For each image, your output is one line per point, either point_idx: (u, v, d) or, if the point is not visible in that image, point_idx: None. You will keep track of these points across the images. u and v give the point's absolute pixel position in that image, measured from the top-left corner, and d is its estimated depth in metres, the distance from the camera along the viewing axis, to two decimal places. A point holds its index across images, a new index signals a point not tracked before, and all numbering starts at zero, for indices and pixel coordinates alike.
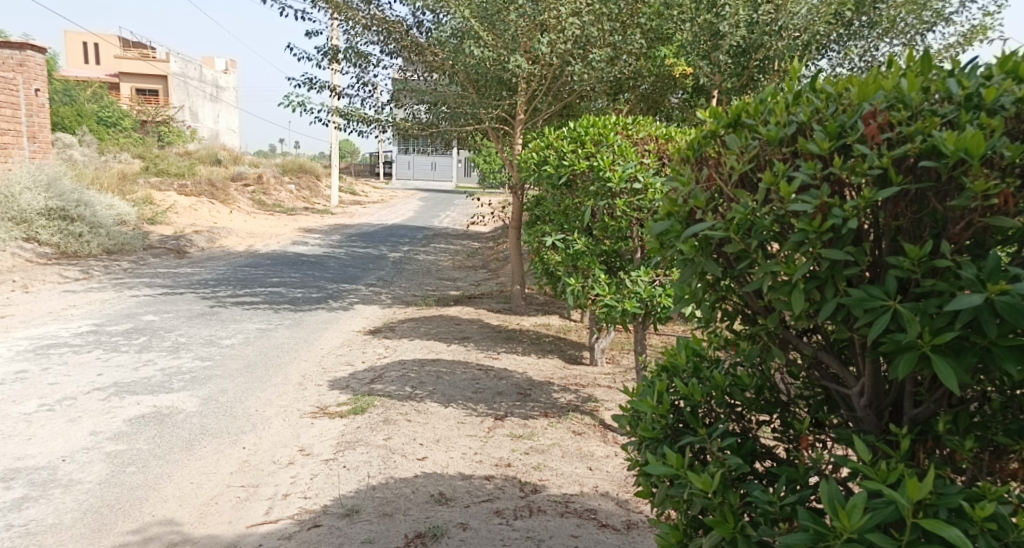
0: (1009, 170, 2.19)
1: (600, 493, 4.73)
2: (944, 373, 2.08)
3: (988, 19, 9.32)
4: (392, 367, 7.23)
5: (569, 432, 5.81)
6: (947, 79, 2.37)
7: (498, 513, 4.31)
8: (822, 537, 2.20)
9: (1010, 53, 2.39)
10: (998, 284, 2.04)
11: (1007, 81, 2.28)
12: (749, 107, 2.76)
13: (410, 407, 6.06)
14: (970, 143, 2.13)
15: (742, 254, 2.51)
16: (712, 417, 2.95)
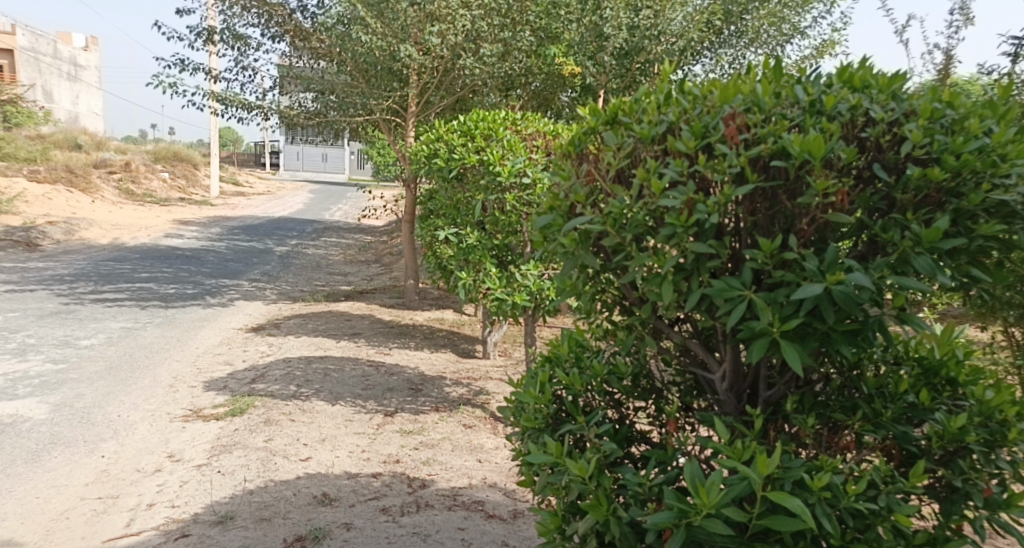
0: (845, 171, 2.39)
1: (488, 484, 4.82)
2: (791, 357, 2.25)
3: (834, 36, 9.96)
4: (275, 366, 7.10)
5: (460, 425, 5.88)
6: (795, 86, 2.56)
7: (385, 510, 4.33)
8: (685, 515, 2.33)
9: (849, 64, 2.62)
10: (835, 275, 2.23)
11: (844, 90, 2.49)
12: (624, 105, 2.89)
13: (293, 407, 5.98)
14: (812, 145, 2.31)
15: (618, 248, 2.63)
16: (591, 405, 3.06)
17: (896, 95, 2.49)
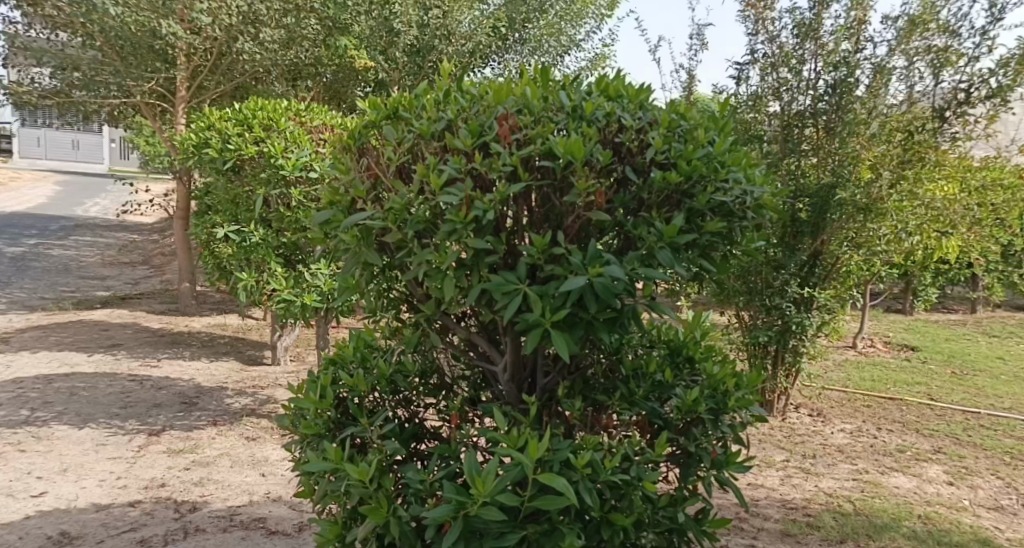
0: (602, 172, 2.62)
1: (271, 500, 4.70)
2: (560, 346, 2.44)
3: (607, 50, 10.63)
4: (9, 387, 6.44)
5: (242, 439, 5.69)
6: (560, 92, 2.77)
7: (143, 543, 4.09)
8: (462, 507, 2.45)
9: (607, 75, 2.87)
10: (595, 268, 2.44)
11: (601, 99, 2.73)
12: (405, 100, 2.95)
13: (26, 435, 5.49)
14: (572, 147, 2.52)
15: (400, 244, 2.69)
16: (376, 405, 3.09)
17: (642, 104, 2.78)
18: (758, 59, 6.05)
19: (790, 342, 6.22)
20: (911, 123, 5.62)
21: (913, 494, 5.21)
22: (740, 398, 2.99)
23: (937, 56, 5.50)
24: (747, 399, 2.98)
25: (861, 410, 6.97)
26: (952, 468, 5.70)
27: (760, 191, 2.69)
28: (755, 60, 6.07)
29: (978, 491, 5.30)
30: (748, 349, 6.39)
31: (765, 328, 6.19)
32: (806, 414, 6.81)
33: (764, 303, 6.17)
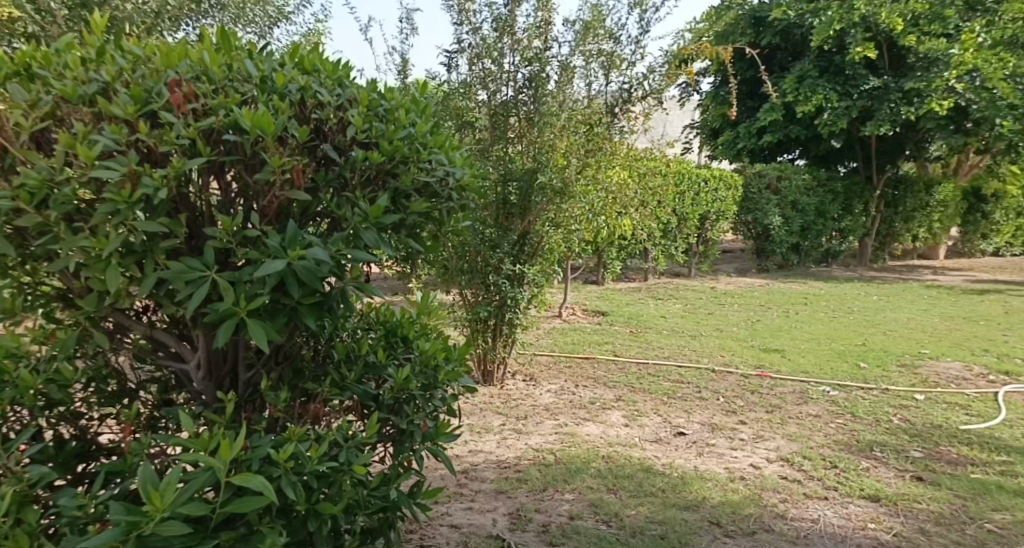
0: (295, 148, 2.55)
1: None
2: (258, 335, 2.30)
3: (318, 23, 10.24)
4: None
5: None
6: (246, 60, 2.65)
7: None
8: (133, 528, 2.13)
9: (297, 47, 2.80)
10: (296, 250, 2.34)
11: (293, 72, 2.65)
12: (40, 57, 2.60)
13: None
14: (262, 120, 2.41)
15: (44, 229, 2.36)
16: (21, 423, 2.57)
17: (340, 81, 2.76)
18: (464, 49, 6.05)
19: (507, 315, 6.48)
20: (592, 117, 6.18)
21: (600, 438, 5.75)
22: (450, 370, 3.12)
23: (607, 59, 6.05)
24: (456, 371, 3.12)
25: (567, 371, 7.45)
26: (627, 410, 6.35)
27: (461, 172, 2.87)
28: (461, 50, 6.08)
29: (645, 428, 5.99)
30: (470, 324, 6.51)
31: (485, 304, 6.40)
32: (520, 380, 7.10)
33: (485, 279, 6.34)
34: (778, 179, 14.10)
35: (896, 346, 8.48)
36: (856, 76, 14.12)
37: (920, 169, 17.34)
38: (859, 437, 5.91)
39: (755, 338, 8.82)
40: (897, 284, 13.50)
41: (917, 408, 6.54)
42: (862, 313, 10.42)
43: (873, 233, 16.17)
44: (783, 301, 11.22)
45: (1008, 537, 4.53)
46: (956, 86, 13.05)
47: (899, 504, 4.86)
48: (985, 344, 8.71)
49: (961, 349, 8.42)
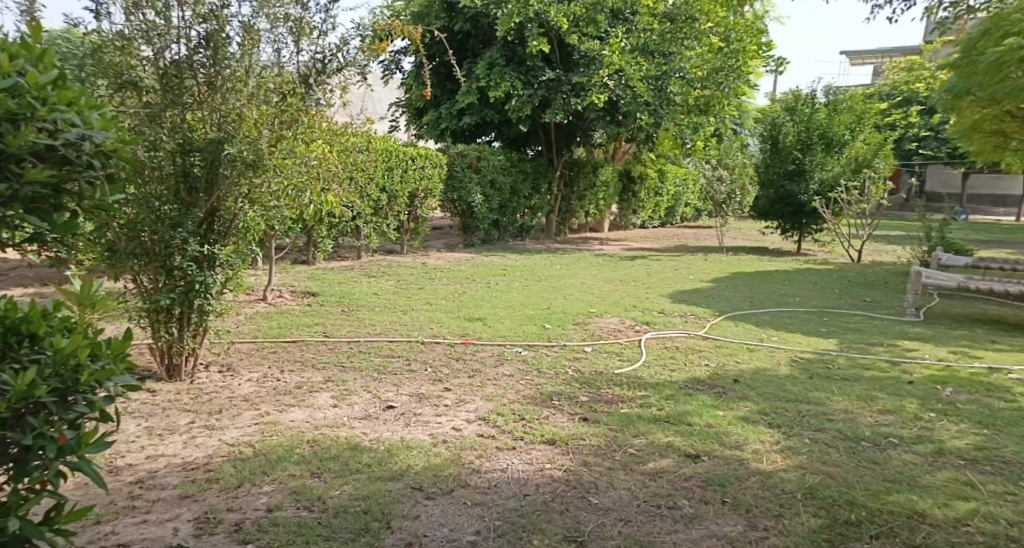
0: None
1: None
2: None
3: None
4: None
5: None
6: None
7: None
8: None
9: None
10: None
11: None
12: None
13: None
14: None
15: None
16: None
17: None
18: None
19: (196, 302, 5.81)
20: (286, 86, 5.72)
21: (305, 423, 5.37)
22: (98, 370, 2.75)
23: (295, 24, 5.65)
24: (106, 370, 2.76)
25: (269, 356, 6.85)
26: (336, 391, 6.00)
27: (102, 136, 2.65)
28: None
29: (353, 406, 5.70)
30: (146, 314, 5.67)
31: (168, 291, 5.65)
32: (215, 371, 6.36)
33: (166, 264, 5.61)
34: (478, 158, 14.44)
35: (570, 307, 9.02)
36: (533, 68, 14.83)
37: (586, 154, 18.92)
38: (542, 388, 6.14)
39: (461, 309, 8.86)
40: (572, 254, 14.44)
41: (585, 358, 6.97)
42: (546, 280, 10.99)
43: (557, 210, 17.27)
44: (482, 273, 11.46)
45: (642, 455, 5.04)
46: (609, 83, 14.55)
47: (570, 443, 5.17)
48: (634, 300, 9.57)
49: (618, 306, 9.16)
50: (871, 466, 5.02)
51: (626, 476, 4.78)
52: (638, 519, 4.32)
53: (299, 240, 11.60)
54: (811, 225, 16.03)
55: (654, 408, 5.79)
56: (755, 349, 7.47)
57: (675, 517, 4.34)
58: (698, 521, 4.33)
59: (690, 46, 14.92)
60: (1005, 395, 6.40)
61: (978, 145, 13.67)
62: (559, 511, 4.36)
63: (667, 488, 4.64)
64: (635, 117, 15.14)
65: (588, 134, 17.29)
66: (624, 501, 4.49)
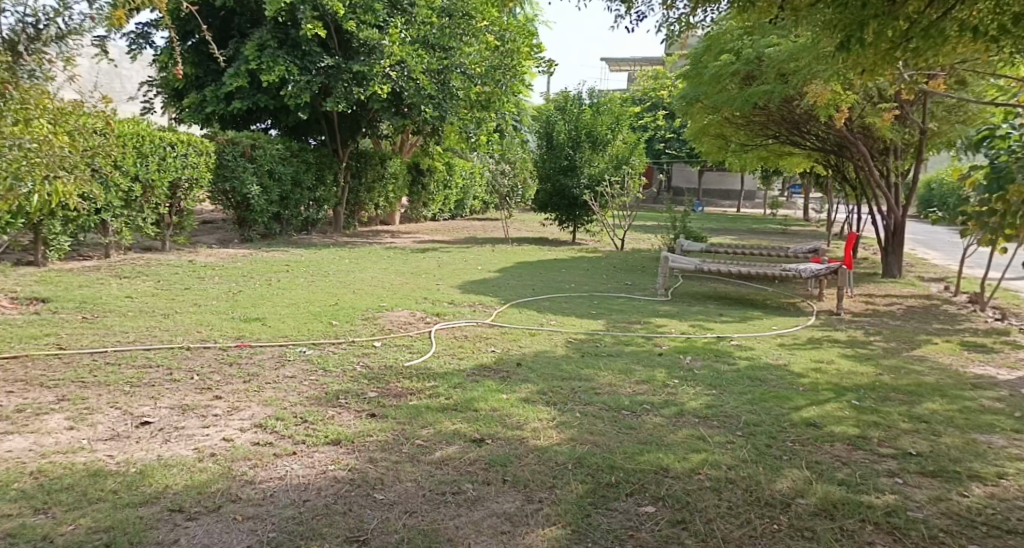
0: None
1: None
2: None
3: None
4: None
5: None
6: None
7: None
8: None
9: None
10: None
11: None
12: None
13: None
14: None
15: None
16: None
17: None
18: None
19: None
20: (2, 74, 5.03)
21: (27, 453, 4.25)
22: None
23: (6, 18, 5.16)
24: None
25: None
26: (73, 412, 4.77)
27: None
28: None
29: (97, 427, 4.57)
30: None
31: None
32: None
33: None
34: (251, 146, 12.97)
35: (359, 302, 8.10)
36: (311, 52, 13.40)
37: (375, 144, 18.06)
38: (327, 388, 5.31)
39: (234, 309, 7.61)
40: (365, 249, 13.37)
41: (375, 354, 6.17)
42: (336, 275, 10.03)
43: (345, 202, 16.13)
44: (263, 270, 10.18)
45: (429, 445, 4.50)
46: (391, 73, 13.74)
47: (355, 441, 4.50)
48: (425, 292, 8.88)
49: (408, 299, 8.39)
50: (628, 432, 4.83)
51: (411, 467, 4.26)
52: (423, 511, 3.90)
53: (22, 238, 9.53)
54: (583, 216, 16.08)
55: (443, 398, 5.18)
56: (534, 333, 7.10)
57: (459, 502, 3.97)
58: (479, 502, 3.99)
59: (467, 43, 14.53)
60: (728, 357, 6.54)
61: (708, 147, 14.62)
62: (341, 512, 3.85)
63: (451, 475, 4.21)
64: (419, 110, 14.27)
65: (374, 124, 16.23)
66: (410, 494, 4.03)
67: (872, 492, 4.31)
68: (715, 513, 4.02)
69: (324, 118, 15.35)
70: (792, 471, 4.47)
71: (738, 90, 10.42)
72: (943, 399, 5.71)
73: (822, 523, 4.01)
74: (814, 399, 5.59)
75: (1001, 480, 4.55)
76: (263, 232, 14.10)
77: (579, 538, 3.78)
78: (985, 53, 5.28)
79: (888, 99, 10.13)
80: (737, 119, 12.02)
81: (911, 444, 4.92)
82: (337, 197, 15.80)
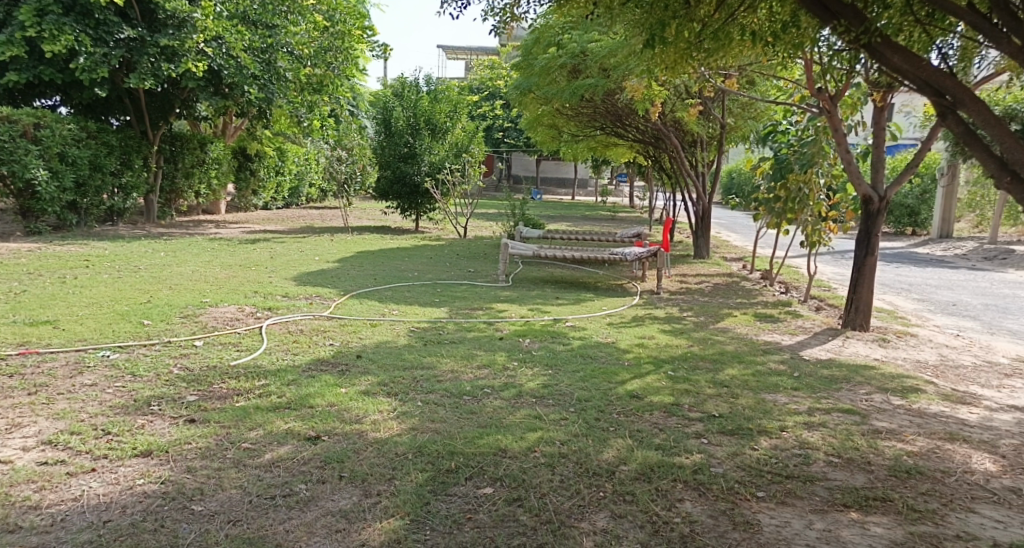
0: None
1: None
2: None
3: None
4: None
5: None
6: None
7: None
8: None
9: None
10: None
11: None
12: None
13: None
14: None
15: None
16: None
17: None
18: None
19: None
20: None
21: None
22: None
23: None
24: None
25: None
26: None
27: None
28: None
29: None
30: None
31: None
32: None
33: None
34: (34, 125, 11.99)
35: (177, 299, 7.76)
36: (107, 22, 12.25)
37: (192, 128, 17.14)
38: (137, 395, 5.12)
39: (18, 312, 6.94)
40: (181, 239, 13.02)
41: (195, 354, 5.99)
42: (147, 270, 9.51)
43: (158, 189, 15.43)
44: (60, 266, 9.44)
45: (257, 448, 4.47)
46: (206, 50, 13.12)
47: (170, 450, 4.41)
48: (256, 286, 8.68)
49: (236, 294, 8.18)
50: (469, 417, 5.00)
51: (237, 473, 4.21)
52: (247, 517, 3.87)
53: None
54: (425, 204, 16.29)
55: (273, 397, 5.18)
56: (376, 324, 7.22)
57: (289, 505, 3.96)
58: (313, 502, 4.00)
59: (293, 21, 14.37)
60: (564, 339, 6.99)
61: (541, 135, 15.20)
62: (151, 530, 3.77)
63: (282, 477, 4.19)
64: (243, 90, 13.85)
65: (188, 103, 15.25)
66: (233, 501, 3.98)
67: (682, 452, 4.61)
68: (547, 489, 4.18)
69: (128, 96, 14.27)
70: (616, 441, 4.74)
71: (566, 82, 11.05)
72: (740, 365, 6.37)
73: (639, 485, 4.24)
74: (637, 373, 6.03)
75: (782, 433, 4.97)
76: (55, 223, 13.28)
77: (416, 527, 3.85)
78: (766, 55, 5.94)
79: (693, 97, 11.12)
80: (567, 111, 12.66)
81: (714, 407, 5.36)
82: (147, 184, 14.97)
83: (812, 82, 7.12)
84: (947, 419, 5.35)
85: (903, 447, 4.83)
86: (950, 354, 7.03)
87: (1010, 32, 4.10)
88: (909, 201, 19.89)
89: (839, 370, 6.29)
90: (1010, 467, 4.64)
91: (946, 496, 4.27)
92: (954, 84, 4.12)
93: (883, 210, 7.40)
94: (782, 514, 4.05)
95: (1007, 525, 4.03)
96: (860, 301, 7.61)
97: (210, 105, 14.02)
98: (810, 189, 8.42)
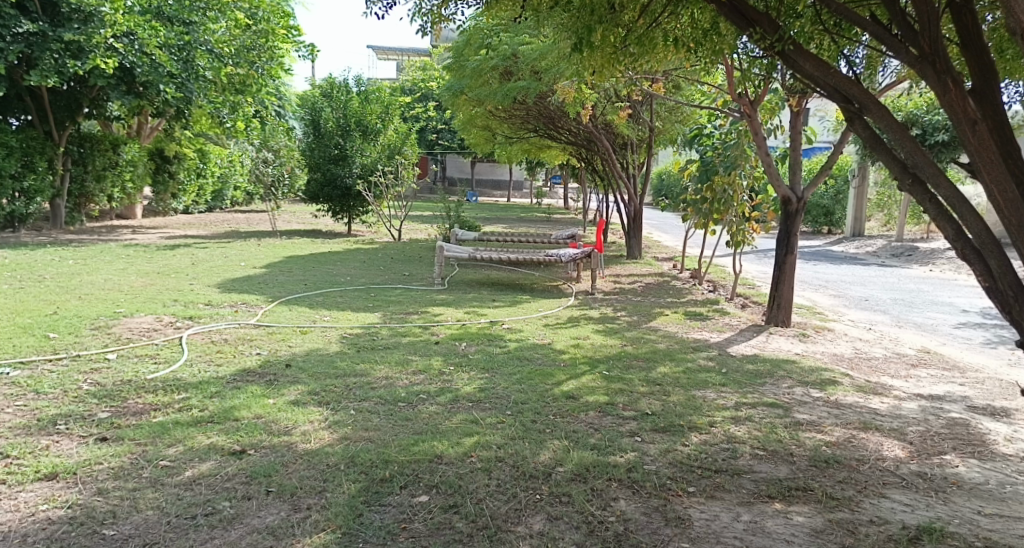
0: None
1: None
2: None
3: None
4: None
5: None
6: None
7: None
8: None
9: None
10: None
11: None
12: None
13: None
14: None
15: None
16: None
17: None
18: None
19: None
20: None
21: None
22: None
23: None
24: None
25: None
26: None
27: None
28: None
29: None
30: None
31: None
32: None
33: None
34: None
35: (87, 310, 7.53)
36: (4, 16, 11.74)
37: (105, 127, 16.61)
38: (41, 414, 4.98)
39: None
40: (92, 246, 12.64)
41: (108, 368, 5.86)
42: (53, 280, 9.18)
43: (65, 193, 15.00)
44: None
45: (176, 465, 4.40)
46: (116, 46, 12.59)
47: (77, 472, 4.30)
48: (174, 295, 8.50)
49: (153, 303, 8.02)
50: (404, 424, 5.02)
51: (154, 493, 4.13)
52: (165, 539, 3.80)
53: None
54: (357, 207, 16.18)
55: (194, 411, 5.10)
56: (307, 331, 7.16)
57: (211, 524, 3.90)
58: (237, 520, 3.94)
59: (211, 18, 14.10)
60: (501, 342, 7.05)
61: (474, 136, 15.24)
62: None
63: (203, 495, 4.13)
64: (157, 89, 13.36)
65: (98, 102, 14.65)
66: (150, 523, 3.91)
67: (615, 452, 4.71)
68: (482, 494, 4.22)
69: (29, 95, 13.77)
70: (553, 442, 4.82)
71: (498, 84, 11.22)
72: (671, 362, 6.53)
73: (575, 486, 4.31)
74: (573, 373, 6.14)
75: (710, 428, 5.12)
76: None
77: (349, 540, 3.83)
78: (689, 61, 6.12)
79: (623, 101, 11.34)
80: (500, 113, 12.70)
81: (647, 405, 5.47)
82: (52, 188, 14.49)
83: (733, 87, 7.34)
84: (861, 409, 5.58)
85: (822, 438, 5.03)
86: (864, 347, 7.33)
87: (907, 42, 4.34)
88: (825, 202, 20.68)
89: (763, 365, 6.51)
90: (918, 453, 4.88)
91: (860, 483, 4.47)
92: (859, 90, 4.32)
93: (801, 210, 7.66)
94: (712, 508, 4.17)
95: (916, 508, 4.23)
96: (782, 298, 7.87)
97: (121, 103, 13.55)
98: (734, 191, 8.66)
